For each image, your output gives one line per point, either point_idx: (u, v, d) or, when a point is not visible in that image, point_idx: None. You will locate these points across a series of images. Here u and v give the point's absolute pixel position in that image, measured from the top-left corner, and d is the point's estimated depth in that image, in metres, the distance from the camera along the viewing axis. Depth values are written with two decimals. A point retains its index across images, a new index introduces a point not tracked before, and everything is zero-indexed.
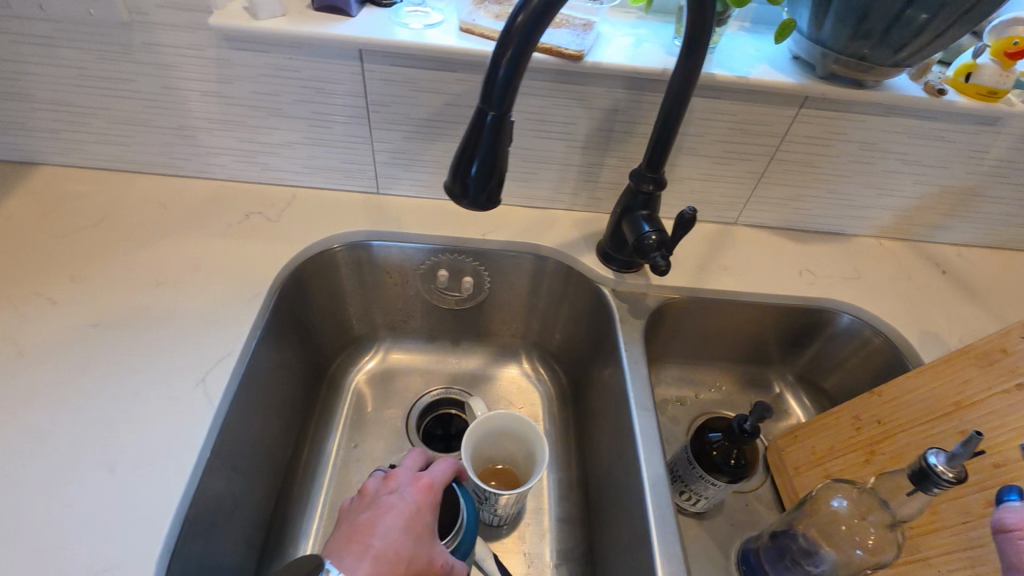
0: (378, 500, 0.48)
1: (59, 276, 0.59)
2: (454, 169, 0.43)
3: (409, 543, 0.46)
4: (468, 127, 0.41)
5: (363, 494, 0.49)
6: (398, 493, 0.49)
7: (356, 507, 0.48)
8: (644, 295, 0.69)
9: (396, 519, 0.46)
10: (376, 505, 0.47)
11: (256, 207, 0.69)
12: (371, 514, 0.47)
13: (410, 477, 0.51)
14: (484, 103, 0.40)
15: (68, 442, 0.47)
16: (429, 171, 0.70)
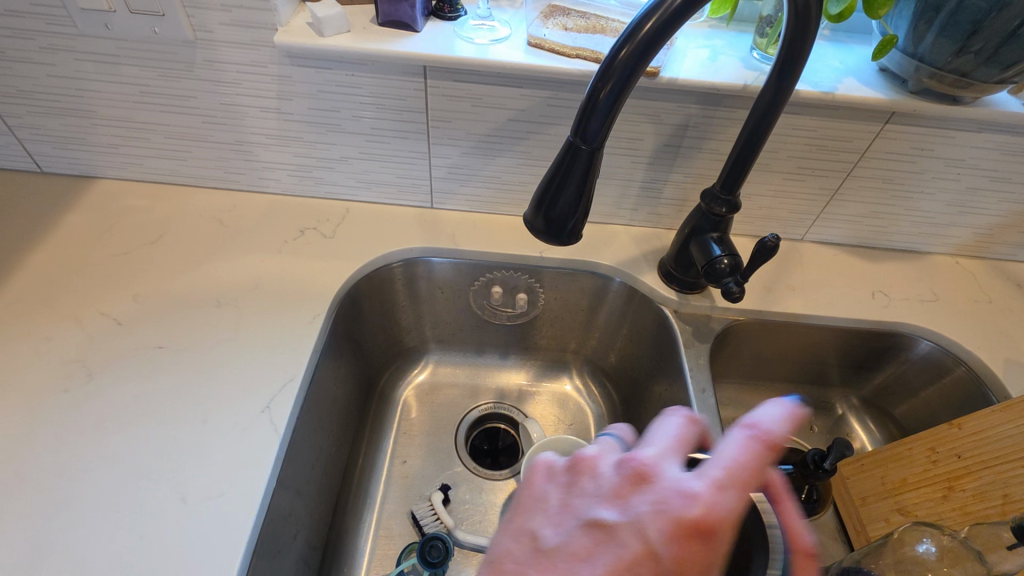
0: (603, 519, 0.32)
1: (122, 294, 0.59)
2: (538, 202, 0.42)
3: None
4: (556, 160, 0.40)
5: (563, 488, 0.35)
6: (634, 523, 0.31)
7: (536, 509, 0.34)
8: (708, 317, 0.66)
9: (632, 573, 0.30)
10: (601, 528, 0.32)
11: (311, 222, 0.69)
12: (592, 535, 0.32)
13: (665, 499, 0.31)
14: (576, 137, 0.38)
15: (139, 470, 0.47)
16: (486, 186, 0.69)
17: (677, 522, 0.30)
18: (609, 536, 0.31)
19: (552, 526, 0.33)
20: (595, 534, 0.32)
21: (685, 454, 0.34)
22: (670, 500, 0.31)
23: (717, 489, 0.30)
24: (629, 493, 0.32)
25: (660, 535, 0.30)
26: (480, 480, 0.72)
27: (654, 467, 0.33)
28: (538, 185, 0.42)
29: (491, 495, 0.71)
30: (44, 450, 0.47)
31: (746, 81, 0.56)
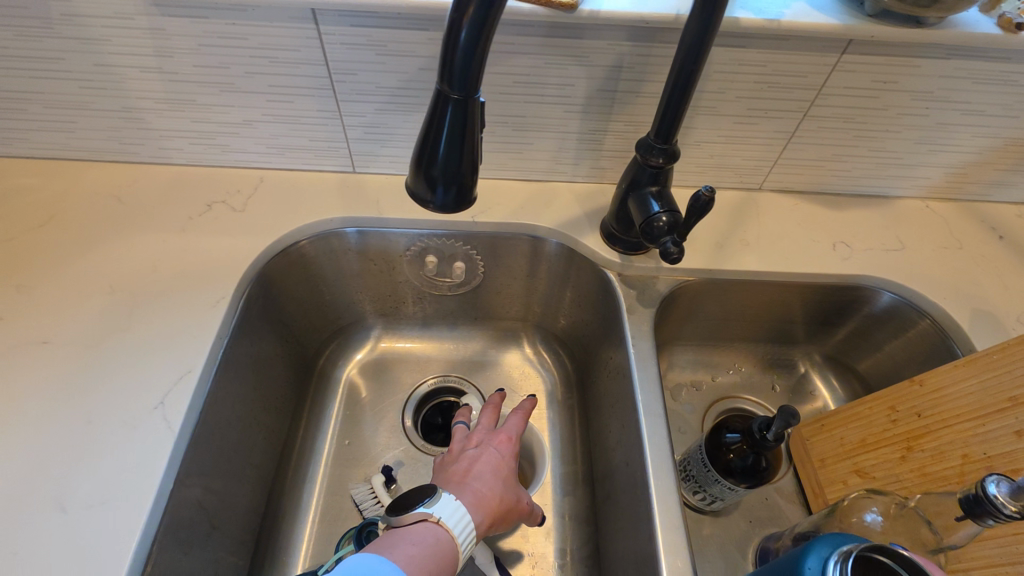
0: (465, 453, 0.56)
1: (6, 286, 0.53)
2: (416, 164, 0.36)
3: (498, 486, 0.52)
4: (427, 113, 0.34)
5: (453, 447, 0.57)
6: (480, 446, 0.56)
7: (450, 459, 0.56)
8: (655, 279, 0.61)
9: (484, 468, 0.53)
10: (465, 457, 0.55)
11: (220, 194, 0.63)
12: (459, 463, 0.54)
13: (497, 434, 0.58)
14: (445, 83, 0.32)
15: (14, 480, 0.43)
16: (409, 146, 0.62)
17: (500, 437, 0.57)
18: (472, 456, 0.55)
19: (468, 446, 0.56)
20: (461, 462, 0.54)
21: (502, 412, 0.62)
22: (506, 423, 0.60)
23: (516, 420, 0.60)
24: (475, 440, 0.57)
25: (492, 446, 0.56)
26: (428, 458, 0.69)
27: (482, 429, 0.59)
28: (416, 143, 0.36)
29: None
30: None
31: (680, 10, 0.49)
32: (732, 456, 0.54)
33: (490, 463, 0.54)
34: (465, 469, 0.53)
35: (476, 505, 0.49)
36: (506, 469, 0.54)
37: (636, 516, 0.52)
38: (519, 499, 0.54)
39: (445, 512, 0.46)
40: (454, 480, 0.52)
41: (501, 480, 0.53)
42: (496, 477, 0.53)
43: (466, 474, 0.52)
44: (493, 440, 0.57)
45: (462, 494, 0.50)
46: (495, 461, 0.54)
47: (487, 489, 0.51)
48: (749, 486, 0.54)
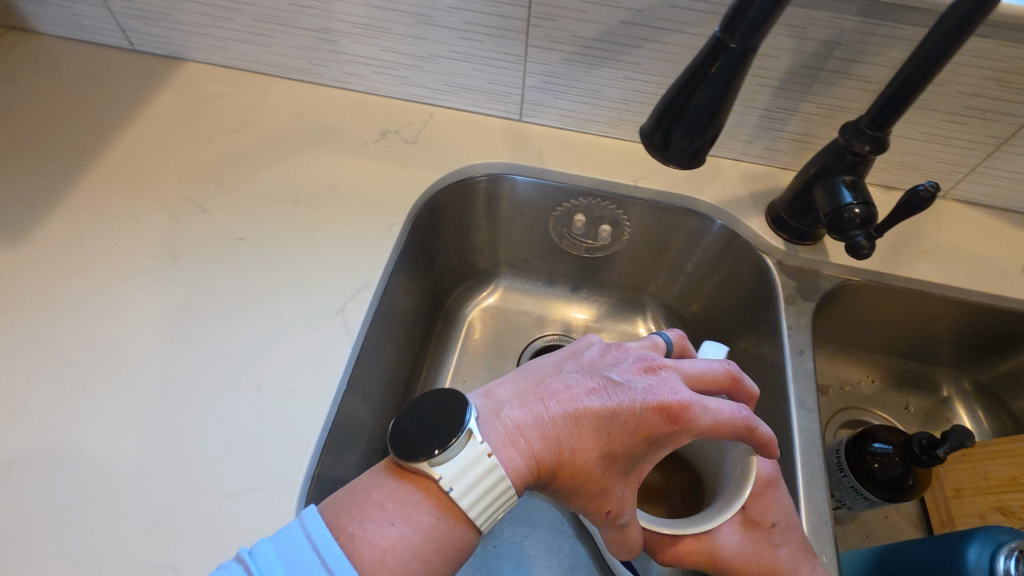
0: (606, 376, 0.41)
1: (206, 182, 0.58)
2: (660, 113, 0.37)
3: (586, 449, 0.38)
4: (693, 60, 0.35)
5: (613, 362, 0.43)
6: (629, 386, 0.40)
7: (587, 368, 0.42)
8: (817, 273, 0.59)
9: (594, 416, 0.38)
10: (600, 381, 0.40)
11: (395, 124, 0.64)
12: (583, 384, 0.40)
13: (665, 390, 0.39)
14: (727, 32, 0.33)
15: (215, 356, 0.47)
16: (582, 101, 0.62)
17: (659, 402, 0.39)
18: (606, 393, 0.39)
19: (618, 374, 0.41)
20: (581, 388, 0.40)
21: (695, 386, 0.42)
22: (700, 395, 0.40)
23: (713, 404, 0.39)
24: (642, 378, 0.41)
25: (633, 405, 0.39)
26: None
27: (662, 372, 0.41)
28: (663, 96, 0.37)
29: None
30: (135, 326, 0.49)
31: None
32: (877, 466, 0.52)
33: (605, 416, 0.38)
34: (573, 396, 0.39)
35: (507, 449, 0.37)
36: (619, 441, 0.38)
37: None
38: (607, 488, 0.38)
39: (455, 481, 0.35)
40: (537, 399, 0.40)
41: (593, 451, 0.38)
42: (595, 441, 0.38)
43: (554, 404, 0.39)
44: (645, 395, 0.39)
45: (508, 427, 0.38)
46: (613, 417, 0.38)
47: (549, 440, 0.38)
48: (886, 499, 0.53)
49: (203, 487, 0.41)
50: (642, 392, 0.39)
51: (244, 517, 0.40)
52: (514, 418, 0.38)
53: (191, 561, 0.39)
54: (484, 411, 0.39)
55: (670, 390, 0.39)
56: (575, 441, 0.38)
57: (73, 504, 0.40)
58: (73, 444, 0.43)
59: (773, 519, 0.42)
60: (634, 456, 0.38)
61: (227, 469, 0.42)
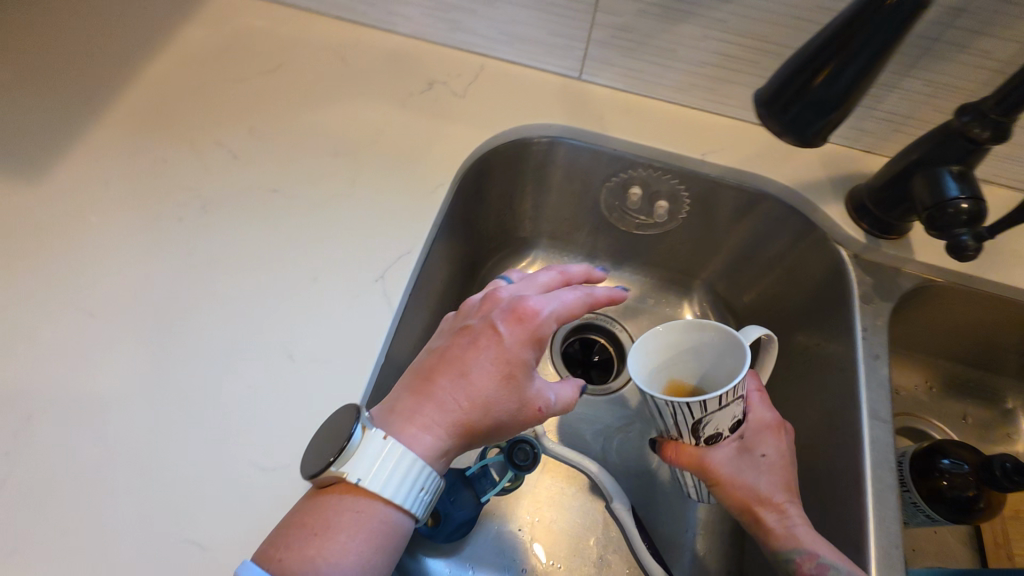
0: (468, 328, 0.39)
1: (239, 126, 0.53)
2: (789, 82, 0.34)
3: (495, 392, 0.37)
4: (842, 22, 0.32)
5: (465, 311, 0.42)
6: (488, 324, 0.38)
7: (455, 331, 0.40)
8: (897, 272, 0.53)
9: (486, 366, 0.37)
10: (466, 334, 0.39)
11: (442, 75, 0.59)
12: (456, 343, 0.38)
13: (516, 304, 0.39)
14: None
15: (246, 316, 0.44)
16: (652, 61, 0.55)
17: (514, 320, 0.38)
18: (471, 338, 0.38)
19: (477, 317, 0.39)
20: (454, 345, 0.39)
21: (554, 294, 0.41)
22: (522, 295, 0.39)
23: (555, 298, 0.38)
24: (483, 311, 0.40)
25: (501, 332, 0.38)
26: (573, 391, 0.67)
27: (530, 299, 0.39)
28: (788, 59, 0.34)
29: (582, 408, 0.66)
30: (160, 277, 0.45)
31: None
32: (944, 483, 0.49)
33: (494, 358, 0.37)
34: (452, 359, 0.38)
35: (411, 435, 0.35)
36: (508, 365, 0.37)
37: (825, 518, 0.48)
38: (524, 405, 0.37)
39: (369, 476, 0.34)
40: (424, 380, 0.38)
41: (495, 380, 0.37)
42: (495, 376, 0.37)
43: (443, 374, 0.37)
44: (506, 322, 0.38)
45: (406, 418, 0.36)
46: (497, 349, 0.37)
47: (446, 409, 0.36)
48: (953, 520, 0.49)
49: (233, 460, 0.38)
50: (498, 318, 0.39)
51: (276, 495, 0.38)
52: (407, 405, 0.37)
53: (221, 538, 0.36)
54: (378, 418, 0.37)
55: (507, 309, 0.39)
56: (474, 393, 0.36)
57: (96, 468, 0.38)
58: (95, 403, 0.40)
59: (774, 448, 0.46)
60: (527, 366, 0.37)
61: (258, 441, 0.39)
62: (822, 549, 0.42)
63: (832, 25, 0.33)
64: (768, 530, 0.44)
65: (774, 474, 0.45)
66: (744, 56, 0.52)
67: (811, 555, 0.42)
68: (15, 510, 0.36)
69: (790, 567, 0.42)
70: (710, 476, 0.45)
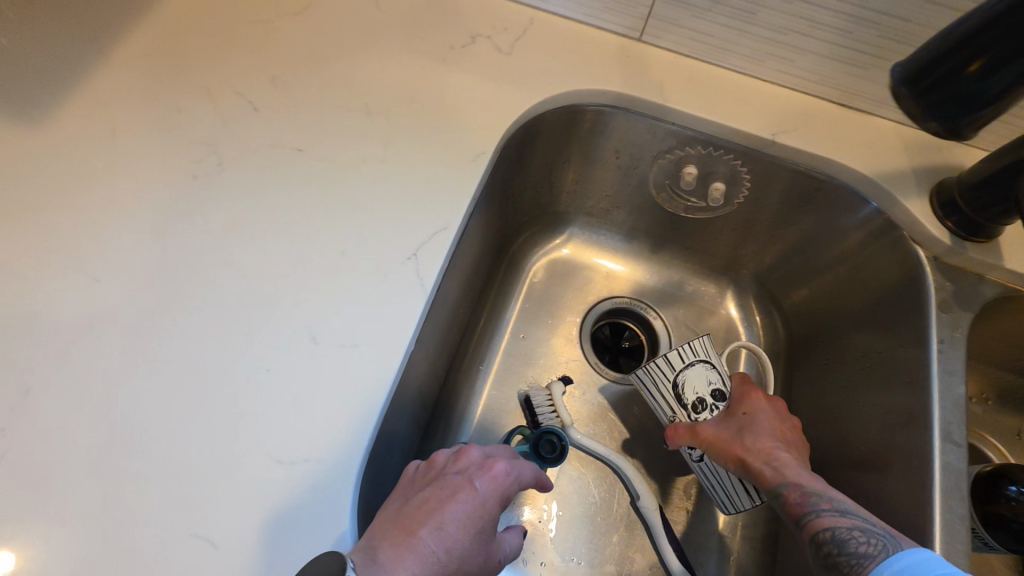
0: (445, 478, 0.38)
1: (260, 74, 0.48)
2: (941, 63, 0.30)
3: (471, 544, 0.35)
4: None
5: (434, 464, 0.39)
6: (468, 476, 0.38)
7: (421, 484, 0.38)
8: (981, 279, 0.48)
9: (466, 518, 0.35)
10: (443, 485, 0.37)
11: (486, 27, 0.52)
12: (431, 493, 0.36)
13: (486, 463, 0.39)
14: None
15: (265, 291, 0.40)
16: (726, 24, 0.48)
17: (494, 481, 0.38)
18: (451, 488, 0.37)
19: (449, 472, 0.38)
20: (431, 495, 0.36)
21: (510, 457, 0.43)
22: (493, 454, 0.40)
23: (520, 469, 0.40)
24: (461, 463, 0.39)
25: (481, 483, 0.37)
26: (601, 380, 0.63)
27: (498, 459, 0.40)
28: (938, 37, 0.30)
29: (611, 399, 0.63)
30: (171, 241, 0.41)
31: None
32: (1010, 511, 0.45)
33: (475, 513, 0.36)
34: (432, 508, 0.35)
35: None
36: (486, 521, 0.36)
37: None
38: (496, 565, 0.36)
39: None
40: (404, 530, 0.34)
41: (476, 535, 0.35)
42: (474, 530, 0.35)
43: (422, 524, 0.34)
44: (485, 477, 0.38)
45: (390, 568, 0.32)
46: (479, 505, 0.36)
47: (433, 560, 0.33)
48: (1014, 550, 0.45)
49: (250, 450, 0.35)
50: (474, 472, 0.38)
51: (296, 492, 0.34)
52: (395, 558, 0.32)
53: (235, 536, 0.33)
54: (361, 561, 0.32)
55: (480, 464, 0.39)
56: (456, 546, 0.34)
57: (101, 450, 0.35)
58: (100, 379, 0.36)
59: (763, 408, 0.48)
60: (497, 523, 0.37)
61: (276, 431, 0.36)
62: (808, 481, 0.42)
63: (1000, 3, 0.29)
64: (759, 472, 0.43)
65: (764, 425, 0.46)
66: (835, 23, 0.45)
67: (799, 487, 0.41)
68: (12, 492, 0.33)
69: (779, 502, 0.42)
70: (702, 442, 0.47)
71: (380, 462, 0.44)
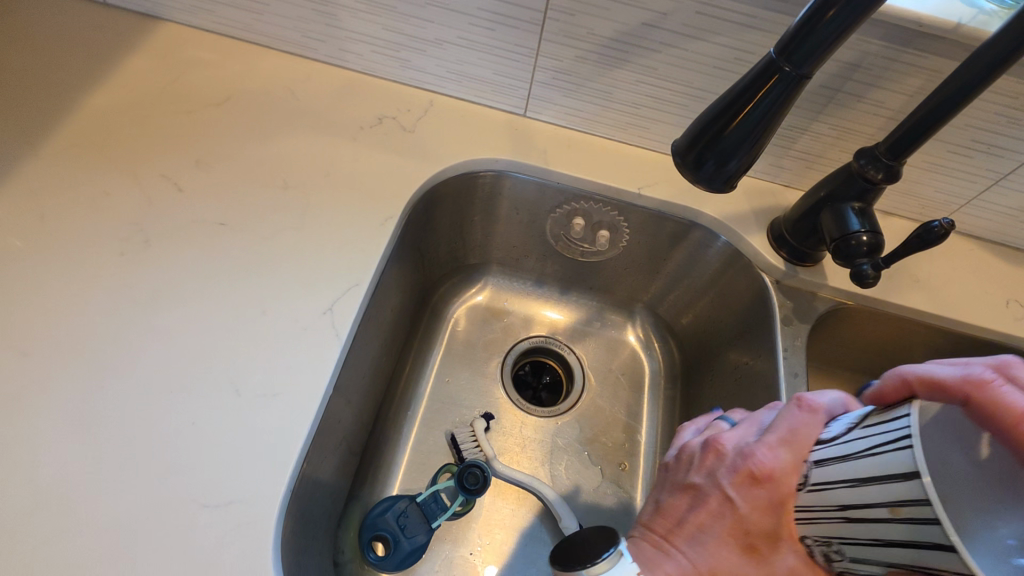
0: (692, 479, 0.40)
1: (185, 158, 0.53)
2: (696, 134, 0.40)
3: (734, 553, 0.36)
4: (741, 81, 0.37)
5: (685, 457, 0.42)
6: (715, 475, 0.38)
7: (677, 471, 0.42)
8: (814, 296, 0.58)
9: (723, 524, 0.37)
10: (691, 487, 0.39)
11: (391, 110, 0.60)
12: (681, 498, 0.40)
13: (738, 458, 0.36)
14: (782, 58, 0.35)
15: (190, 351, 0.44)
16: (591, 101, 0.59)
17: (743, 477, 0.35)
18: (706, 489, 0.38)
19: (699, 472, 0.39)
20: (684, 501, 0.39)
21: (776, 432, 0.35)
22: (752, 448, 0.35)
23: (769, 455, 0.34)
24: (708, 465, 0.39)
25: (735, 491, 0.36)
26: (522, 413, 0.69)
27: (753, 457, 0.35)
28: (698, 116, 0.40)
29: (530, 429, 0.68)
30: (97, 313, 0.44)
31: (961, 19, 0.45)
32: None
33: (733, 522, 0.36)
34: (680, 518, 0.39)
35: None
36: (750, 531, 0.35)
37: None
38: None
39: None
40: (664, 541, 0.39)
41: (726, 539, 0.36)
42: (727, 537, 0.36)
43: (677, 536, 0.39)
44: (731, 480, 0.36)
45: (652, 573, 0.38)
46: (734, 510, 0.36)
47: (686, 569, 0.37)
48: None
49: (174, 498, 0.38)
50: (727, 475, 0.37)
51: (221, 532, 0.37)
52: (645, 553, 0.39)
53: None
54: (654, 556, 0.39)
55: (738, 461, 0.36)
56: (710, 551, 0.37)
57: (24, 515, 0.36)
58: (24, 445, 0.39)
59: None
60: (771, 540, 0.33)
61: (200, 479, 0.39)
62: None
63: (731, 90, 0.38)
64: None
65: None
66: (673, 100, 0.57)
67: None
68: None
69: None
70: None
71: (306, 504, 0.47)
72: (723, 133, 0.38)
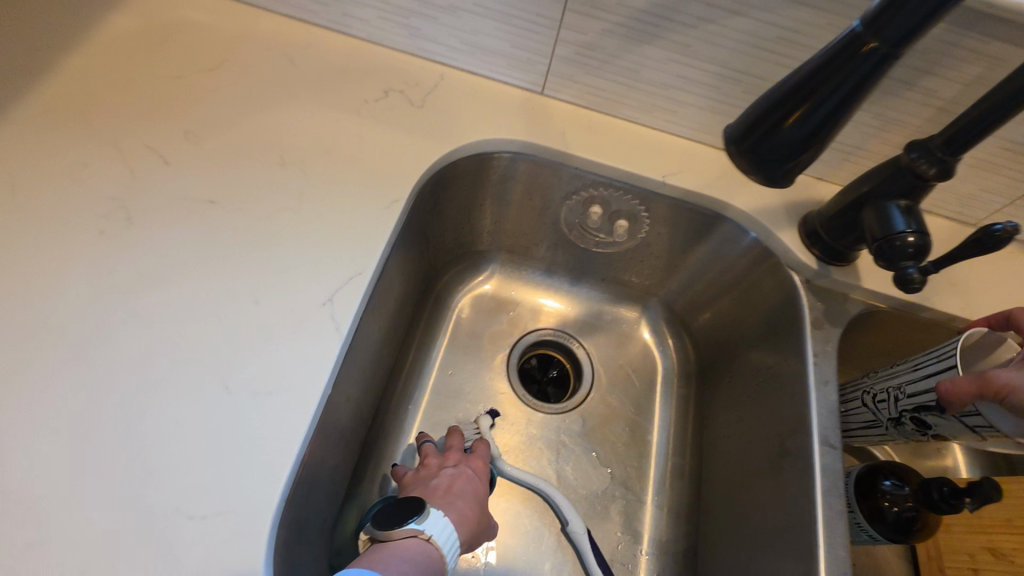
0: (443, 470, 0.51)
1: (172, 129, 0.49)
2: (756, 118, 0.37)
3: (477, 506, 0.49)
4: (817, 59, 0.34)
5: (427, 464, 0.52)
6: (458, 466, 0.52)
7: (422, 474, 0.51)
8: (845, 298, 0.55)
9: (467, 487, 0.50)
10: (443, 474, 0.50)
11: (398, 83, 0.56)
12: (438, 481, 0.50)
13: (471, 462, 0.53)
14: (869, 32, 0.32)
15: (177, 343, 0.40)
16: (616, 80, 0.54)
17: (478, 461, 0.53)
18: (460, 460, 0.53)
19: (446, 463, 0.52)
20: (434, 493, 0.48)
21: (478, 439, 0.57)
22: (443, 472, 0.50)
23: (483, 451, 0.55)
24: (450, 458, 0.53)
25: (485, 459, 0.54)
26: (527, 410, 0.65)
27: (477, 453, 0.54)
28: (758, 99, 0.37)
29: (536, 427, 0.64)
30: (73, 298, 0.40)
31: None
32: (886, 503, 0.50)
33: (471, 484, 0.50)
34: (446, 485, 0.49)
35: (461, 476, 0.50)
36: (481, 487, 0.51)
37: (779, 540, 0.49)
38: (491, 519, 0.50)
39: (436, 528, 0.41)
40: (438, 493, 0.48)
41: (473, 497, 0.49)
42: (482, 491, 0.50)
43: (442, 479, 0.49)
44: (469, 462, 0.53)
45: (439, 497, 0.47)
46: (475, 475, 0.52)
47: (462, 515, 0.47)
48: (892, 539, 0.50)
49: (157, 506, 0.35)
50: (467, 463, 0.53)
51: (206, 547, 0.34)
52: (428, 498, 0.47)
53: None
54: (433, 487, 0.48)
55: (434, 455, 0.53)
56: (467, 491, 0.49)
57: None
58: None
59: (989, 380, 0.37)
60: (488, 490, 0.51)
61: (188, 485, 0.35)
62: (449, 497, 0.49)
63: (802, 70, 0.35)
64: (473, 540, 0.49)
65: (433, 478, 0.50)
66: (705, 81, 0.52)
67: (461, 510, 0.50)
68: None
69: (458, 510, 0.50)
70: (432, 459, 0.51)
71: (300, 509, 0.43)
72: (791, 116, 0.35)
